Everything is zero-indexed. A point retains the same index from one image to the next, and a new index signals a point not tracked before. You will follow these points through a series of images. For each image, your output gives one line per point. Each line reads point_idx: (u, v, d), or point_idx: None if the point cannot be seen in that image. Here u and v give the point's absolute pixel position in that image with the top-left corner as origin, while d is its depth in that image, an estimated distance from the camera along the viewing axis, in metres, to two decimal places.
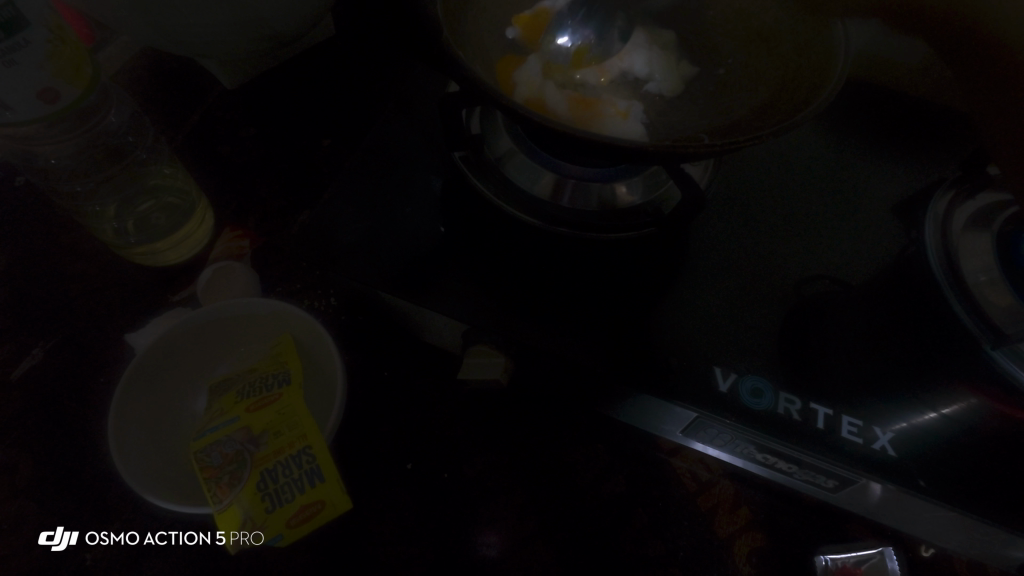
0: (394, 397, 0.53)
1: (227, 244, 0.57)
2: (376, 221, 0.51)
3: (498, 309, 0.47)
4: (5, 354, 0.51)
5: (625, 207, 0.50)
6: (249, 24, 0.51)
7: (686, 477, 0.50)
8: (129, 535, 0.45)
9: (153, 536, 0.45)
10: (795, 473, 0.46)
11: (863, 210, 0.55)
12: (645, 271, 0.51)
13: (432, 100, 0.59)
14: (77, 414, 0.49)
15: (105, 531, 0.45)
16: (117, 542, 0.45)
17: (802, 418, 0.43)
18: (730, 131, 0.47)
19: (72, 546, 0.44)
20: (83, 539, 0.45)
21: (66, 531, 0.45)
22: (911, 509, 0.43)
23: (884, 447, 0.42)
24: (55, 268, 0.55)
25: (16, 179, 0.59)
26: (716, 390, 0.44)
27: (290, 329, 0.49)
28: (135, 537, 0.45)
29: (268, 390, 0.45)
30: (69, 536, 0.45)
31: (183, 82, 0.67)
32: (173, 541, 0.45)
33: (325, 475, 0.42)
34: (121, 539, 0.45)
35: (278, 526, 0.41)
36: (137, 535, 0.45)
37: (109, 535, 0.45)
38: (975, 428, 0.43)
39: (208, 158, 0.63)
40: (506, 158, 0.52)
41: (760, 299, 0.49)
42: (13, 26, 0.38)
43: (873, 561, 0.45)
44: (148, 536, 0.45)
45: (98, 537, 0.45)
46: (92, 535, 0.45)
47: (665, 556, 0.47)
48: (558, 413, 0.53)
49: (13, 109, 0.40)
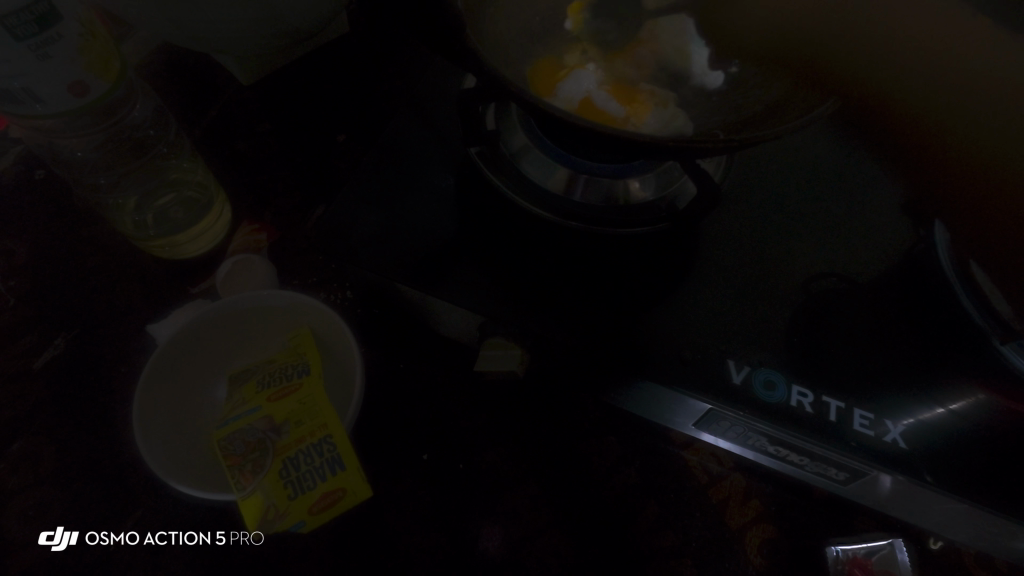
0: (408, 392, 0.53)
1: (245, 238, 0.58)
2: (394, 215, 0.52)
3: (513, 305, 0.48)
4: (27, 343, 0.52)
5: (638, 203, 0.51)
6: (268, 20, 0.51)
7: (698, 470, 0.51)
8: (129, 535, 0.45)
9: (153, 536, 0.45)
10: (807, 466, 0.46)
11: (872, 208, 0.56)
12: (659, 266, 0.51)
13: (447, 97, 0.60)
14: (99, 403, 0.50)
15: (105, 531, 0.45)
16: (118, 542, 0.45)
17: (814, 411, 0.44)
18: (744, 126, 0.48)
19: (73, 546, 0.45)
20: (83, 539, 0.45)
21: (67, 530, 0.45)
22: (921, 501, 0.44)
23: (895, 440, 0.43)
24: (73, 260, 0.56)
25: (32, 173, 0.59)
26: (729, 382, 0.45)
27: (309, 322, 0.50)
28: (135, 537, 0.45)
29: (290, 380, 0.46)
30: (70, 535, 0.45)
31: (200, 78, 0.68)
32: (174, 541, 0.45)
33: (347, 463, 0.43)
34: (122, 539, 0.45)
35: (300, 513, 0.41)
36: (137, 535, 0.45)
37: (110, 535, 0.45)
38: (985, 425, 0.44)
39: (225, 152, 0.63)
40: (521, 154, 0.53)
41: (770, 295, 0.50)
42: (49, 21, 0.39)
43: (883, 552, 0.46)
44: (149, 536, 0.45)
45: (99, 537, 0.45)
46: (92, 535, 0.45)
47: (676, 547, 0.47)
48: (570, 407, 0.53)
49: (45, 102, 0.41)
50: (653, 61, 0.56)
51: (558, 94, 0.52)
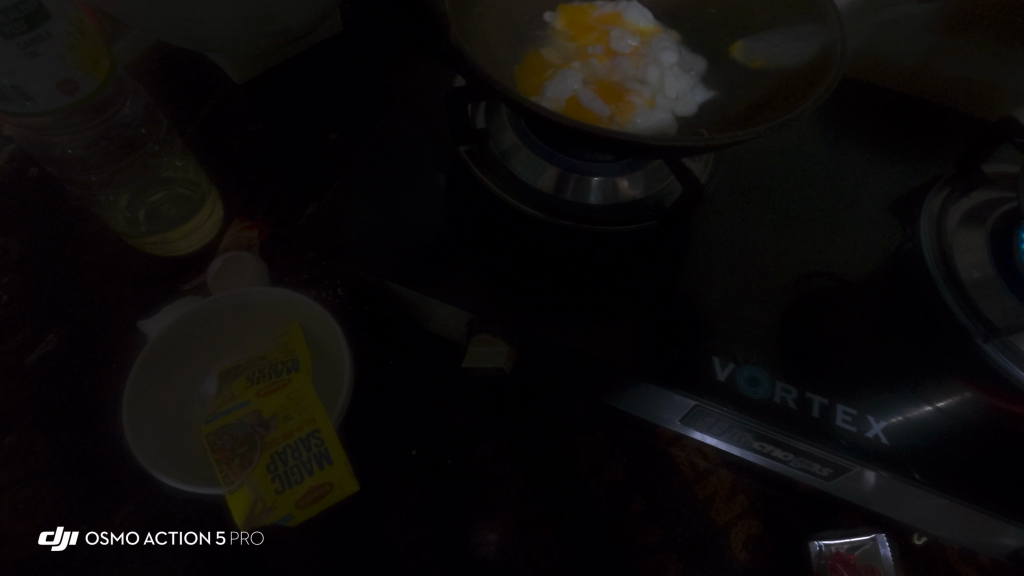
0: (398, 388, 0.54)
1: (237, 236, 0.58)
2: (384, 213, 0.53)
3: (501, 301, 0.48)
4: (19, 340, 0.52)
5: (627, 202, 0.52)
6: (258, 19, 0.52)
7: (685, 466, 0.51)
8: (129, 535, 0.46)
9: (153, 537, 0.46)
10: (791, 462, 0.47)
11: (858, 207, 0.56)
12: (647, 264, 0.52)
13: (437, 96, 0.60)
14: (90, 400, 0.50)
15: (105, 532, 0.46)
16: (117, 542, 0.45)
17: (798, 407, 0.44)
18: (730, 125, 0.50)
19: (72, 547, 0.45)
20: (83, 539, 0.45)
21: (66, 531, 0.45)
22: (904, 496, 0.44)
23: (877, 435, 0.43)
24: (67, 258, 0.56)
25: (27, 171, 0.60)
26: (714, 379, 0.45)
27: (299, 318, 0.50)
28: (135, 537, 0.46)
29: (278, 375, 0.46)
30: (69, 536, 0.45)
31: (193, 77, 0.68)
32: (173, 541, 0.46)
33: (334, 458, 0.43)
34: (121, 539, 0.45)
35: (288, 507, 0.42)
36: (137, 535, 0.46)
37: (109, 535, 0.46)
38: (967, 421, 0.44)
39: (218, 151, 0.64)
40: (511, 153, 0.53)
41: (756, 293, 0.50)
42: (37, 19, 0.39)
43: (866, 546, 0.46)
44: (148, 536, 0.46)
45: (98, 538, 0.45)
46: (92, 535, 0.45)
47: (664, 542, 0.48)
48: (559, 404, 0.54)
49: (34, 100, 0.41)
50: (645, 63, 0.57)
51: (545, 93, 0.53)
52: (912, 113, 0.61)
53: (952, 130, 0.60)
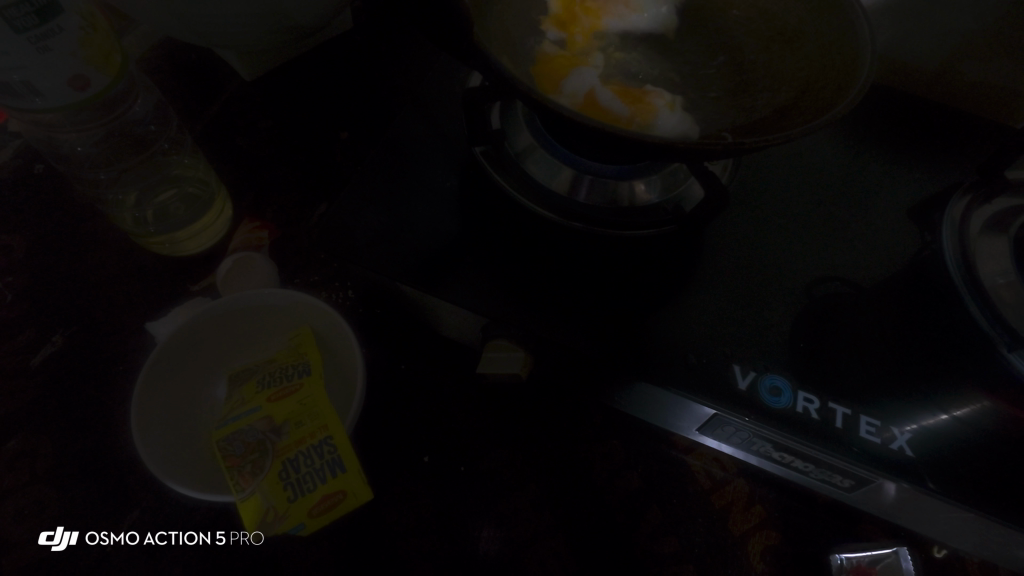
0: (408, 393, 0.53)
1: (246, 236, 0.57)
2: (396, 214, 0.52)
3: (515, 305, 0.47)
4: (23, 339, 0.51)
5: (643, 204, 0.50)
6: (272, 15, 0.51)
7: (700, 475, 0.50)
8: (129, 535, 0.45)
9: (153, 536, 0.45)
10: (811, 473, 0.46)
11: (878, 212, 0.55)
12: (663, 270, 0.51)
13: (450, 95, 0.59)
14: (96, 401, 0.49)
15: (105, 531, 0.45)
16: (117, 542, 0.44)
17: (820, 418, 0.43)
18: (753, 128, 0.47)
19: (72, 547, 0.44)
20: (83, 539, 0.44)
21: (66, 530, 0.45)
22: (926, 509, 0.43)
23: (901, 447, 0.42)
24: (72, 255, 0.56)
25: (32, 166, 0.59)
26: (734, 388, 0.44)
27: (309, 320, 0.50)
28: (135, 537, 0.45)
29: (289, 380, 0.46)
30: (69, 536, 0.44)
31: (202, 73, 0.67)
32: (173, 541, 0.45)
33: (347, 466, 0.42)
34: (121, 539, 0.45)
35: (300, 515, 0.41)
36: (137, 535, 0.45)
37: (109, 535, 0.45)
38: (992, 432, 0.43)
39: (226, 148, 0.63)
40: (525, 153, 0.52)
41: (775, 299, 0.49)
42: (49, 13, 0.38)
43: (888, 560, 0.45)
44: (148, 536, 0.45)
45: (98, 537, 0.44)
46: (92, 535, 0.44)
47: (680, 553, 0.47)
48: (571, 410, 0.53)
49: (44, 96, 0.40)
50: (663, 69, 0.57)
51: (563, 91, 0.51)
52: (928, 118, 0.61)
53: (970, 135, 0.60)
